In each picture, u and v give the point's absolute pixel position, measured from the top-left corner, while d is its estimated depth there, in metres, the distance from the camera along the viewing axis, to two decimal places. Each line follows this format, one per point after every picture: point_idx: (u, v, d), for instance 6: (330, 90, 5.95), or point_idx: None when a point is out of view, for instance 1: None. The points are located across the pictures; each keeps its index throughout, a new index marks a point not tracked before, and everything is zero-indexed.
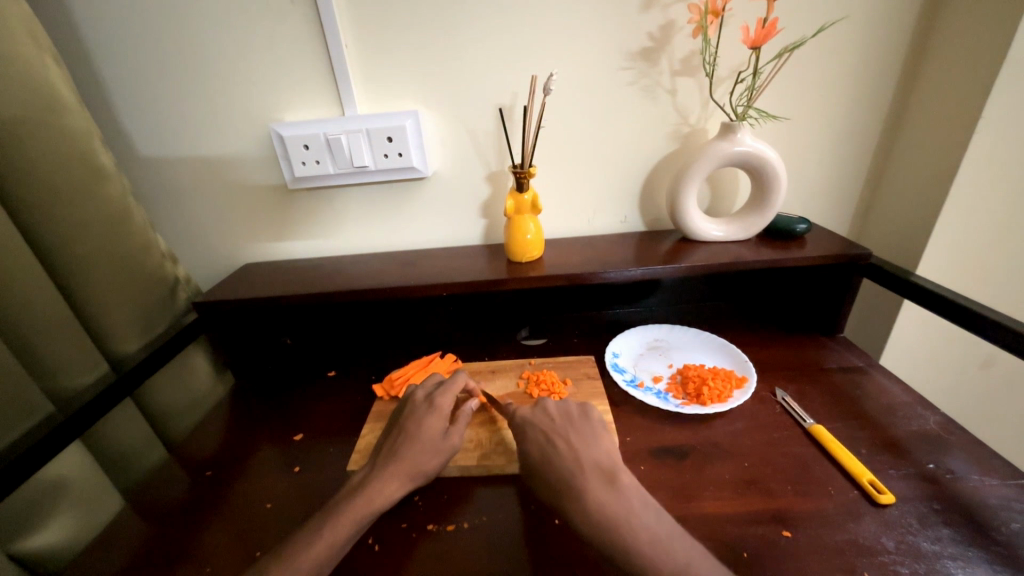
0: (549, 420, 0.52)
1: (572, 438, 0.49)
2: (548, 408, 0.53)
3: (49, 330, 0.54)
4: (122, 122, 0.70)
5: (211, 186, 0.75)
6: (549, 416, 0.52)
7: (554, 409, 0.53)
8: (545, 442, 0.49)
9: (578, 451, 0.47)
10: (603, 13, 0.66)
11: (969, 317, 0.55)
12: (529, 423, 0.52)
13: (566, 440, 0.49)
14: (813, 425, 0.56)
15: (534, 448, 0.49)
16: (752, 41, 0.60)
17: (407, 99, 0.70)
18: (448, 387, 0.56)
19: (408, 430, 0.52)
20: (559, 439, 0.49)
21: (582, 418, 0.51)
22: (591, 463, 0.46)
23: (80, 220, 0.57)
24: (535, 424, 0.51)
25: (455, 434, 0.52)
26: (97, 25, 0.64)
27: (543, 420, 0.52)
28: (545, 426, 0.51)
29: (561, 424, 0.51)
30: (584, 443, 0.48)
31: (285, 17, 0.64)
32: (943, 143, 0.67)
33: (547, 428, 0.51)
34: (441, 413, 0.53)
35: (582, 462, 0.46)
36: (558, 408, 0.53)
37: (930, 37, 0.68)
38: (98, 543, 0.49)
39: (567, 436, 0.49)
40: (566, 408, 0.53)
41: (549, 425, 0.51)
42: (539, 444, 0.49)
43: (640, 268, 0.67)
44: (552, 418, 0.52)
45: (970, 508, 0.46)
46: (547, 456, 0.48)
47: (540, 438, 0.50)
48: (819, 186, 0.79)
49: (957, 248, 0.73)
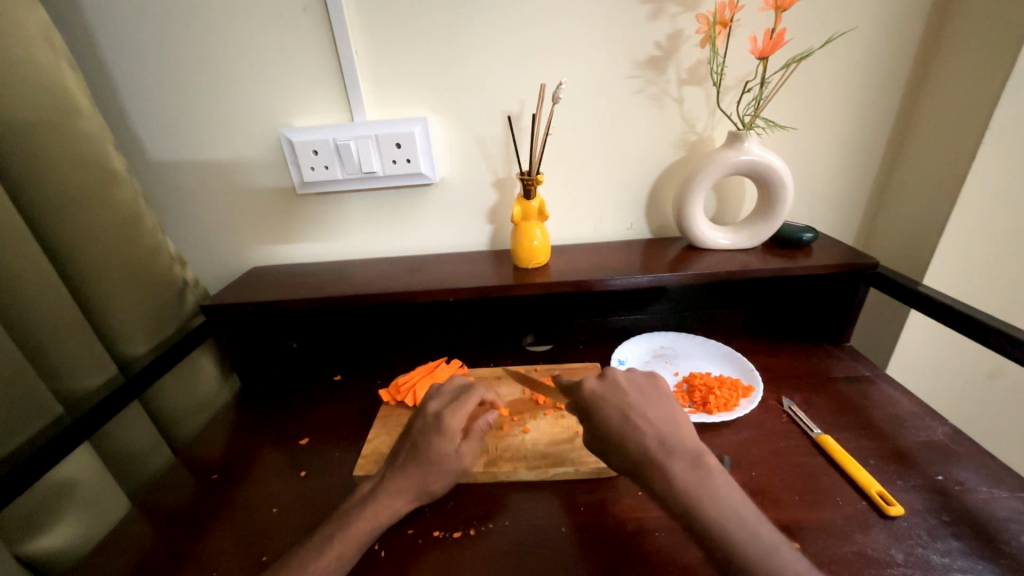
0: (620, 393, 0.48)
1: (649, 414, 0.46)
2: (619, 382, 0.49)
3: (60, 332, 0.54)
4: (134, 126, 0.71)
5: (220, 190, 0.76)
6: (623, 391, 0.48)
7: (625, 383, 0.49)
8: (623, 415, 0.46)
9: (659, 430, 0.44)
10: (612, 22, 0.66)
11: (975, 327, 0.55)
12: (603, 397, 0.48)
13: (646, 415, 0.45)
14: (820, 435, 0.56)
15: (613, 420, 0.46)
16: (761, 51, 0.60)
17: (416, 106, 0.71)
18: (461, 403, 0.52)
19: (417, 449, 0.49)
20: (636, 412, 0.46)
21: (654, 394, 0.48)
22: (673, 438, 0.43)
23: (93, 223, 0.57)
24: (605, 399, 0.48)
25: (466, 454, 0.50)
26: (112, 31, 0.65)
27: (609, 398, 0.48)
28: (620, 399, 0.47)
29: (638, 400, 0.47)
30: (660, 420, 0.45)
31: (298, 24, 0.65)
32: (949, 154, 0.68)
33: (621, 400, 0.47)
34: (451, 432, 0.50)
35: (664, 436, 0.43)
36: (629, 382, 0.49)
37: (936, 49, 0.68)
38: (105, 545, 0.49)
39: (643, 409, 0.46)
40: (635, 380, 0.50)
41: (623, 398, 0.47)
42: (618, 416, 0.46)
43: (647, 275, 0.68)
44: (618, 394, 0.48)
45: (979, 521, 0.46)
46: (628, 426, 0.45)
47: (617, 413, 0.46)
48: (825, 195, 0.79)
49: (963, 258, 0.73)
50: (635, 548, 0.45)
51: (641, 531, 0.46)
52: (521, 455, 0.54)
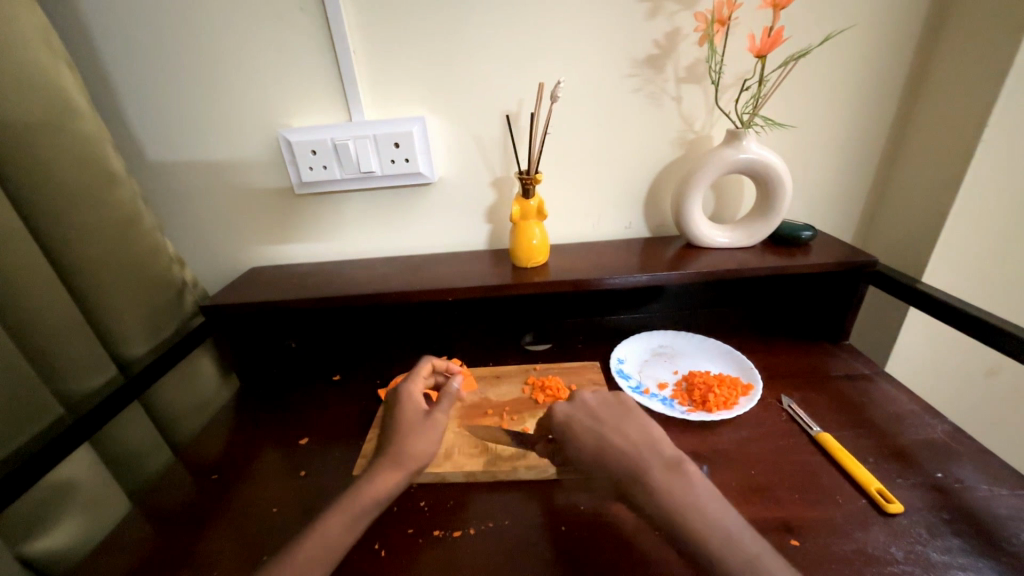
0: (591, 413, 0.48)
1: (621, 429, 0.45)
2: (588, 400, 0.49)
3: (60, 333, 0.54)
4: (132, 127, 0.71)
5: (219, 190, 0.76)
6: (591, 410, 0.48)
7: (593, 401, 0.49)
8: (596, 433, 0.46)
9: (633, 443, 0.43)
10: (610, 21, 0.66)
11: (975, 325, 0.55)
12: (573, 419, 0.48)
13: (618, 432, 0.45)
14: (820, 433, 0.56)
15: (588, 441, 0.45)
16: (759, 49, 0.60)
17: (414, 106, 0.70)
18: (410, 378, 0.55)
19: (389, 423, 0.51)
20: (609, 430, 0.45)
21: (621, 407, 0.48)
22: (650, 450, 0.43)
23: (92, 224, 0.57)
24: (576, 419, 0.47)
25: (438, 412, 0.50)
26: (110, 32, 0.65)
27: (575, 416, 0.48)
28: (589, 418, 0.47)
29: (606, 417, 0.47)
30: (632, 433, 0.44)
31: (296, 24, 0.65)
32: (947, 152, 0.68)
33: (591, 419, 0.47)
34: (412, 398, 0.52)
35: (641, 450, 0.43)
36: (595, 399, 0.49)
37: (935, 46, 0.68)
38: (106, 545, 0.49)
39: (614, 425, 0.46)
40: (602, 397, 0.49)
41: (593, 418, 0.47)
42: (593, 439, 0.45)
43: (645, 274, 0.68)
44: (585, 412, 0.48)
45: (979, 518, 0.46)
46: (603, 450, 0.44)
47: (589, 432, 0.46)
48: (824, 193, 0.79)
49: (963, 255, 0.73)
50: (634, 546, 0.45)
51: (641, 530, 0.46)
52: (520, 454, 0.54)
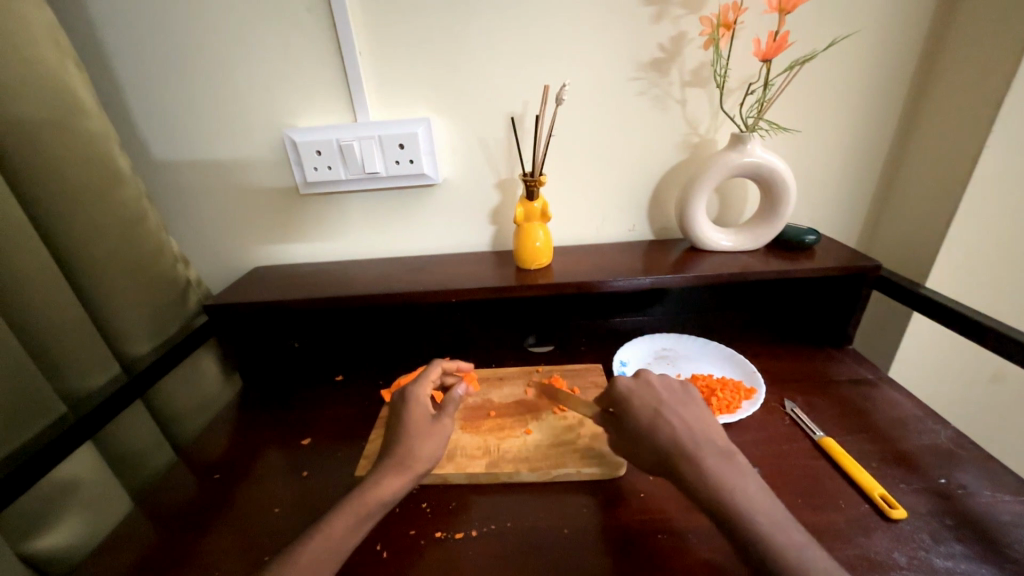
0: (654, 391, 0.48)
1: (682, 411, 0.45)
2: (652, 379, 0.49)
3: (64, 331, 0.54)
4: (138, 126, 0.71)
5: (224, 190, 0.76)
6: (654, 389, 0.48)
7: (657, 380, 0.49)
8: (654, 411, 0.46)
9: (692, 426, 0.44)
10: (615, 25, 0.66)
11: (980, 331, 0.55)
12: (635, 395, 0.48)
13: (678, 413, 0.45)
14: (823, 437, 0.56)
15: (644, 416, 0.46)
16: (764, 53, 0.60)
17: (419, 107, 0.71)
18: (423, 376, 0.55)
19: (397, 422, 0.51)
20: (670, 409, 0.46)
21: (684, 391, 0.48)
22: (704, 435, 0.43)
23: (97, 222, 0.58)
24: (640, 394, 0.48)
25: (445, 417, 0.51)
26: (118, 31, 0.65)
27: (640, 392, 0.48)
28: (652, 396, 0.47)
29: (670, 396, 0.47)
30: (692, 417, 0.45)
31: (302, 25, 0.65)
32: (952, 157, 0.68)
33: (654, 397, 0.47)
34: (419, 400, 0.52)
35: (694, 433, 0.43)
36: (662, 378, 0.49)
37: (940, 52, 0.68)
38: (107, 545, 0.49)
39: (677, 406, 0.46)
40: (668, 381, 0.49)
41: (655, 396, 0.47)
42: (649, 413, 0.46)
43: (649, 277, 0.68)
44: (649, 390, 0.48)
45: (983, 525, 0.46)
46: (659, 422, 0.45)
47: (648, 407, 0.46)
48: (828, 197, 0.79)
49: (967, 261, 0.72)
50: (638, 550, 0.45)
51: (644, 533, 0.46)
52: (522, 456, 0.54)
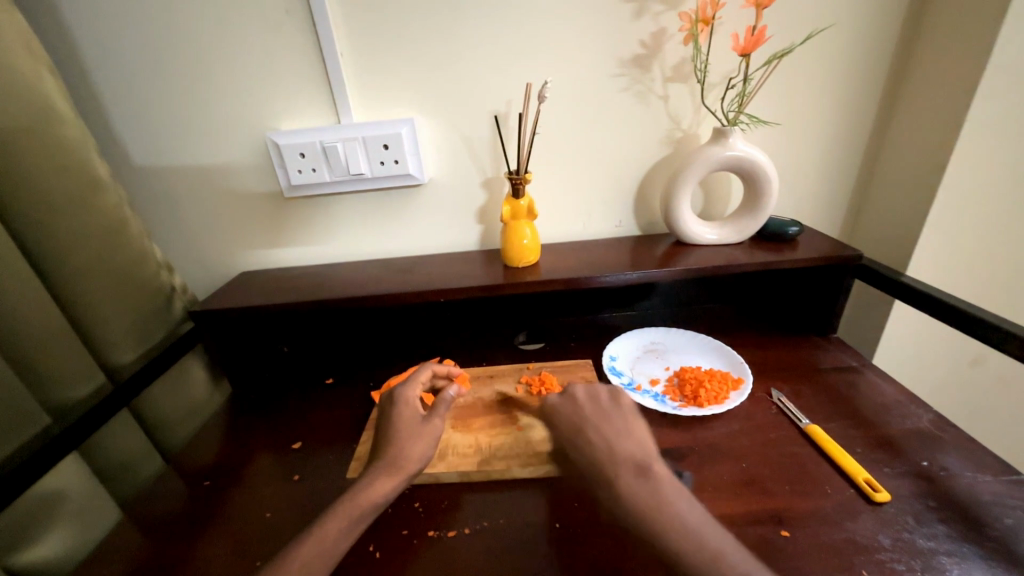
0: (579, 407, 0.50)
1: (604, 426, 0.47)
2: (578, 394, 0.51)
3: (45, 341, 0.54)
4: (117, 132, 0.70)
5: (207, 195, 0.75)
6: (579, 404, 0.50)
7: (583, 396, 0.51)
8: (576, 430, 0.48)
9: (611, 441, 0.45)
10: (597, 22, 0.67)
11: (958, 316, 0.56)
12: (557, 416, 0.50)
13: (601, 428, 0.47)
14: (809, 425, 0.57)
15: (569, 438, 0.48)
16: (743, 48, 0.61)
17: (403, 107, 0.70)
18: (413, 378, 0.56)
19: (386, 423, 0.51)
20: (591, 426, 0.47)
21: (613, 404, 0.49)
22: (626, 449, 0.44)
23: (77, 231, 0.57)
24: (563, 414, 0.50)
25: (434, 418, 0.51)
26: (94, 36, 0.64)
27: (567, 408, 0.50)
28: (574, 414, 0.49)
29: (593, 412, 0.49)
30: (614, 432, 0.46)
31: (282, 26, 0.64)
32: (928, 147, 0.69)
33: (576, 415, 0.49)
34: (407, 401, 0.52)
35: (613, 449, 0.45)
36: (587, 393, 0.51)
37: (914, 43, 0.70)
38: (96, 556, 0.48)
39: (598, 422, 0.48)
40: (595, 393, 0.51)
41: (579, 413, 0.49)
42: (571, 435, 0.48)
43: (636, 272, 0.68)
44: (574, 405, 0.50)
45: (964, 505, 0.47)
46: (578, 444, 0.47)
47: (571, 427, 0.48)
48: (810, 189, 0.80)
49: (946, 248, 0.74)
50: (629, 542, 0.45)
51: None
52: (514, 453, 0.55)
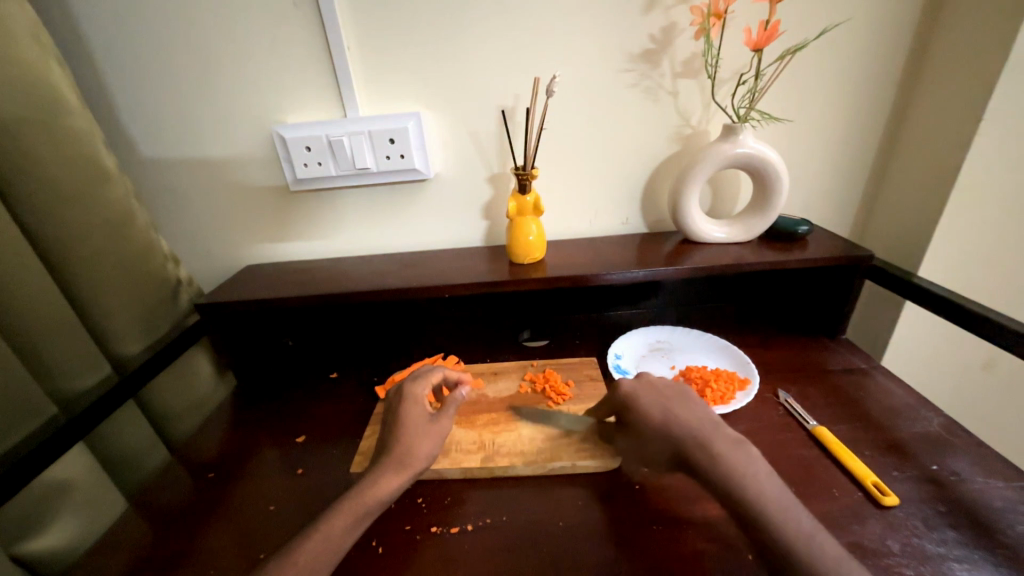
0: (655, 385, 0.49)
1: (694, 403, 0.46)
2: (656, 377, 0.50)
3: (52, 332, 0.54)
4: (125, 124, 0.70)
5: (213, 188, 0.75)
6: (657, 383, 0.49)
7: (663, 379, 0.50)
8: (664, 404, 0.46)
9: (699, 416, 0.45)
10: (606, 16, 0.66)
11: (971, 318, 0.55)
12: (639, 393, 0.48)
13: (683, 405, 0.46)
14: (816, 427, 0.56)
15: (655, 410, 0.46)
16: (755, 43, 0.60)
17: (409, 101, 0.70)
18: (423, 375, 0.55)
19: (395, 420, 0.51)
20: (681, 402, 0.46)
21: (686, 386, 0.49)
22: (716, 426, 0.44)
23: (84, 222, 0.57)
24: (651, 390, 0.48)
25: (444, 418, 0.51)
26: (102, 28, 0.64)
27: (643, 386, 0.49)
28: (660, 391, 0.48)
29: (676, 390, 0.48)
30: (705, 409, 0.46)
31: (289, 19, 0.64)
32: (943, 146, 0.68)
33: (662, 392, 0.48)
34: (417, 399, 0.52)
35: (711, 425, 0.44)
36: (663, 380, 0.49)
37: (931, 40, 0.68)
38: (101, 546, 0.48)
39: (688, 400, 0.47)
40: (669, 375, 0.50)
41: (658, 390, 0.48)
42: (660, 407, 0.46)
43: (643, 270, 0.67)
44: (652, 384, 0.49)
45: (975, 511, 0.46)
46: (672, 416, 0.45)
47: (660, 401, 0.47)
48: (820, 187, 0.79)
49: (959, 249, 0.73)
50: (633, 541, 0.45)
51: (639, 525, 0.46)
52: (518, 450, 0.54)
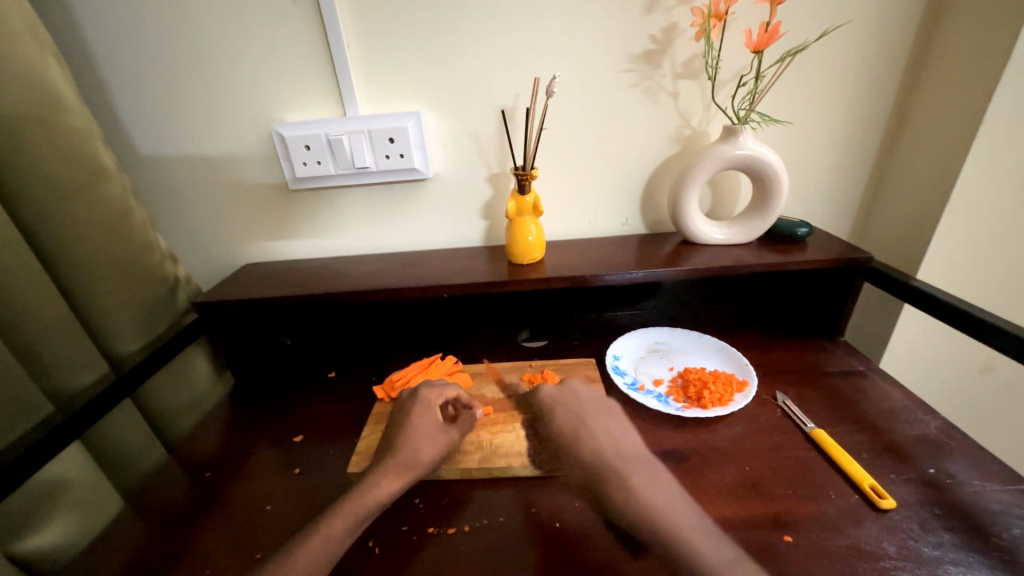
0: (578, 401, 0.52)
1: (607, 422, 0.49)
2: (579, 390, 0.53)
3: (48, 329, 0.54)
4: (123, 121, 0.70)
5: (212, 186, 0.75)
6: (580, 399, 0.52)
7: (585, 392, 0.53)
8: (578, 421, 0.50)
9: (613, 433, 0.48)
10: (607, 16, 0.66)
11: (969, 322, 0.55)
12: (559, 406, 0.52)
13: (598, 424, 0.49)
14: (814, 429, 0.56)
15: (566, 426, 0.50)
16: (756, 45, 0.60)
17: (409, 100, 0.70)
18: (439, 383, 0.57)
19: (404, 423, 0.53)
20: (592, 420, 0.49)
21: (607, 406, 0.52)
22: (621, 446, 0.46)
23: (82, 220, 0.57)
24: (568, 406, 0.52)
25: (454, 429, 0.53)
26: (100, 24, 0.64)
27: (565, 401, 0.52)
28: (576, 407, 0.51)
29: (594, 408, 0.51)
30: (615, 427, 0.49)
31: (289, 16, 0.64)
32: (943, 148, 0.68)
33: (577, 409, 0.51)
34: (429, 406, 0.54)
35: (615, 443, 0.47)
36: (588, 394, 0.53)
37: (932, 42, 0.68)
38: (97, 545, 0.48)
39: (599, 417, 0.50)
40: (592, 392, 0.53)
41: (578, 407, 0.51)
42: (572, 423, 0.50)
43: (642, 271, 0.67)
44: (572, 400, 0.52)
45: (972, 514, 0.46)
46: (578, 433, 0.49)
47: (573, 418, 0.50)
48: (820, 189, 0.79)
49: (958, 252, 0.73)
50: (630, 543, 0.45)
51: None
52: (516, 451, 0.54)
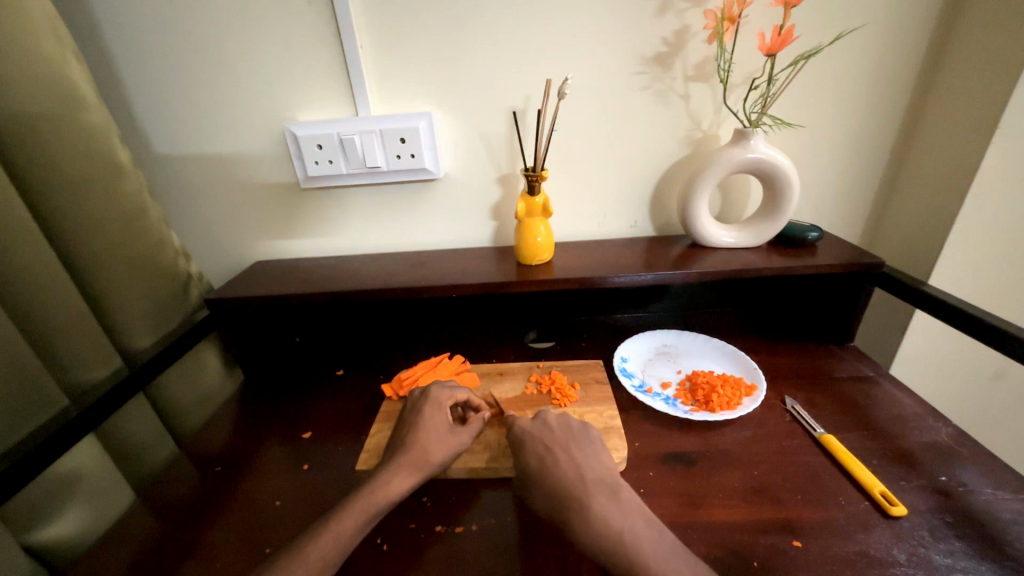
0: (549, 429, 0.51)
1: (574, 453, 0.48)
2: (549, 419, 0.52)
3: (65, 323, 0.54)
4: (139, 119, 0.71)
5: (225, 184, 0.76)
6: (550, 426, 0.51)
7: (555, 421, 0.52)
8: (544, 452, 0.48)
9: (581, 464, 0.47)
10: (619, 18, 0.66)
11: (984, 329, 0.54)
12: (530, 432, 0.51)
13: (567, 453, 0.48)
14: (824, 434, 0.56)
15: (533, 458, 0.48)
16: (769, 48, 0.60)
17: (421, 101, 0.70)
18: (450, 384, 0.58)
19: (415, 421, 0.53)
20: (560, 451, 0.48)
21: (581, 434, 0.51)
22: (592, 477, 0.45)
23: (97, 217, 0.57)
24: (535, 435, 0.50)
25: (464, 432, 0.53)
26: (118, 24, 0.65)
27: (536, 428, 0.51)
28: (544, 437, 0.50)
29: (562, 438, 0.50)
30: (583, 458, 0.47)
31: (303, 16, 0.64)
32: (957, 154, 0.67)
33: (545, 438, 0.50)
34: (440, 404, 0.55)
35: (583, 475, 0.45)
36: (558, 421, 0.51)
37: (947, 46, 0.68)
38: (108, 537, 0.49)
39: (568, 448, 0.48)
40: (566, 420, 0.52)
41: (549, 437, 0.50)
42: (538, 455, 0.48)
43: (650, 273, 0.67)
44: (545, 427, 0.51)
45: (983, 522, 0.46)
46: (546, 466, 0.47)
47: (539, 448, 0.49)
48: (832, 193, 0.79)
49: (971, 258, 0.72)
50: None
51: None
52: None
